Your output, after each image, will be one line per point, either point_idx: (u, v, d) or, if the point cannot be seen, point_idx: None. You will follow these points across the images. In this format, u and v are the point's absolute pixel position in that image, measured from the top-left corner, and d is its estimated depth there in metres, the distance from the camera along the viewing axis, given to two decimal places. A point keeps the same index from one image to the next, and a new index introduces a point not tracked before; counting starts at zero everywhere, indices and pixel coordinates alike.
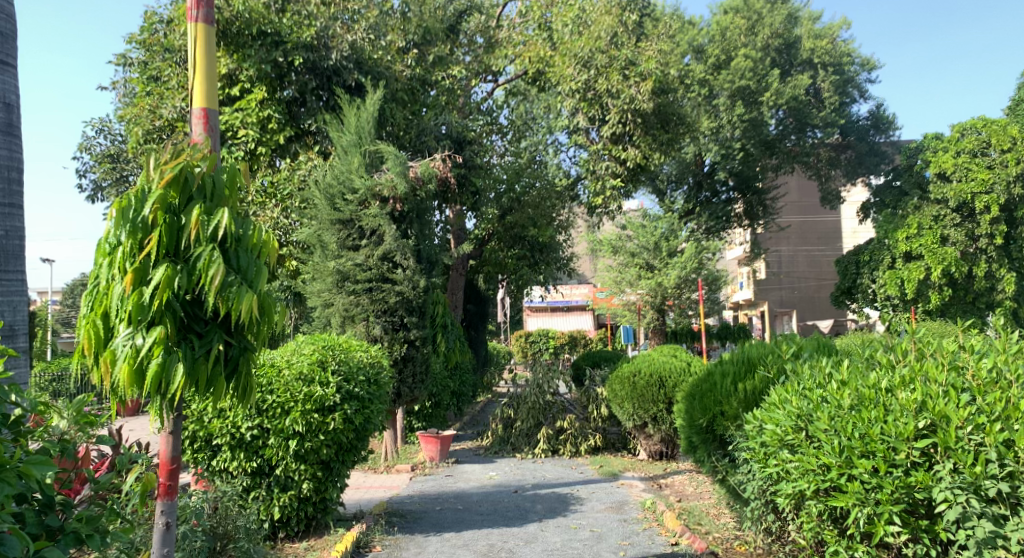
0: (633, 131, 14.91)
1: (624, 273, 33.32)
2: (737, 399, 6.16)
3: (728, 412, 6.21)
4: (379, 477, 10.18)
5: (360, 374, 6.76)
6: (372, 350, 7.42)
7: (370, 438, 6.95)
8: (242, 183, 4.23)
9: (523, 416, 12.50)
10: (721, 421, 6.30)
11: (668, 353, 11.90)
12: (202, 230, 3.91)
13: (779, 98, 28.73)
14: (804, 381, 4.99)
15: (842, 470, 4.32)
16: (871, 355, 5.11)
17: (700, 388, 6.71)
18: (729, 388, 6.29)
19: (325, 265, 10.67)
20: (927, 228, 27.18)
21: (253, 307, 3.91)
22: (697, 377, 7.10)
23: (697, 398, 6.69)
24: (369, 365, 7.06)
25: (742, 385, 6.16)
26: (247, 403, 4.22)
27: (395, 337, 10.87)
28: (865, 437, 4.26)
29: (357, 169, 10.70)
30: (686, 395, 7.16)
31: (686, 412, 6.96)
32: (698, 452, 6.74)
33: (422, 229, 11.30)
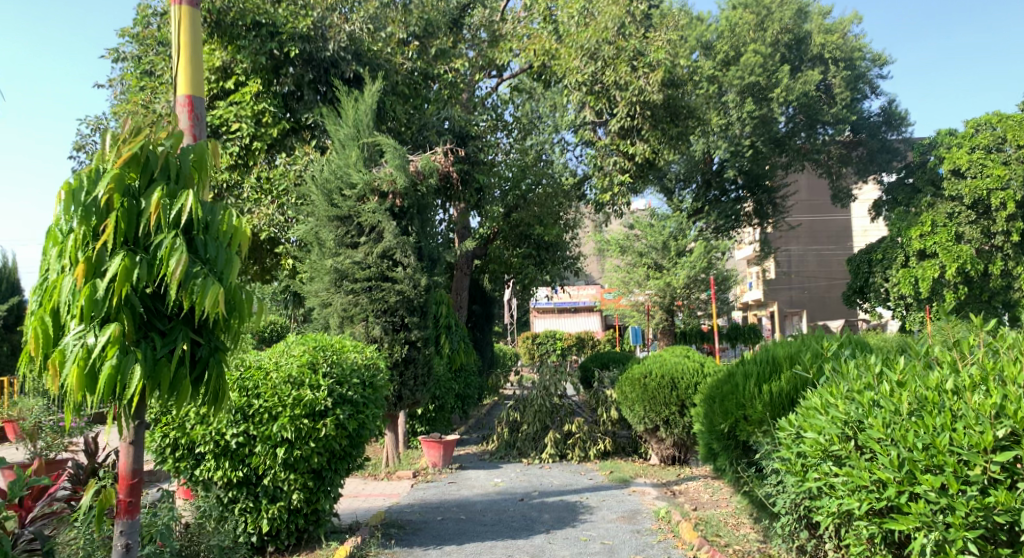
0: (641, 125, 14.53)
1: (632, 274, 33.75)
2: (761, 402, 5.70)
3: (752, 416, 5.74)
4: (379, 484, 9.76)
5: (353, 376, 6.33)
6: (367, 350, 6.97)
7: (365, 445, 6.50)
8: (210, 164, 3.95)
9: (530, 419, 12.05)
10: (743, 426, 5.85)
11: (680, 354, 11.45)
12: (164, 216, 3.64)
13: (790, 94, 28.21)
14: (849, 382, 4.53)
15: (902, 487, 3.89)
16: (932, 353, 4.60)
17: (721, 390, 6.25)
18: (752, 390, 5.82)
19: (322, 263, 10.23)
20: (941, 225, 26.67)
21: (221, 300, 3.62)
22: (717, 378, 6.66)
23: (717, 401, 6.24)
24: (363, 365, 6.62)
25: (767, 386, 5.72)
26: (220, 407, 3.94)
27: (396, 338, 10.43)
28: (930, 448, 3.81)
29: (355, 163, 10.27)
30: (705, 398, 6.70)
31: (705, 416, 6.51)
32: (719, 459, 6.28)
33: (423, 226, 10.86)
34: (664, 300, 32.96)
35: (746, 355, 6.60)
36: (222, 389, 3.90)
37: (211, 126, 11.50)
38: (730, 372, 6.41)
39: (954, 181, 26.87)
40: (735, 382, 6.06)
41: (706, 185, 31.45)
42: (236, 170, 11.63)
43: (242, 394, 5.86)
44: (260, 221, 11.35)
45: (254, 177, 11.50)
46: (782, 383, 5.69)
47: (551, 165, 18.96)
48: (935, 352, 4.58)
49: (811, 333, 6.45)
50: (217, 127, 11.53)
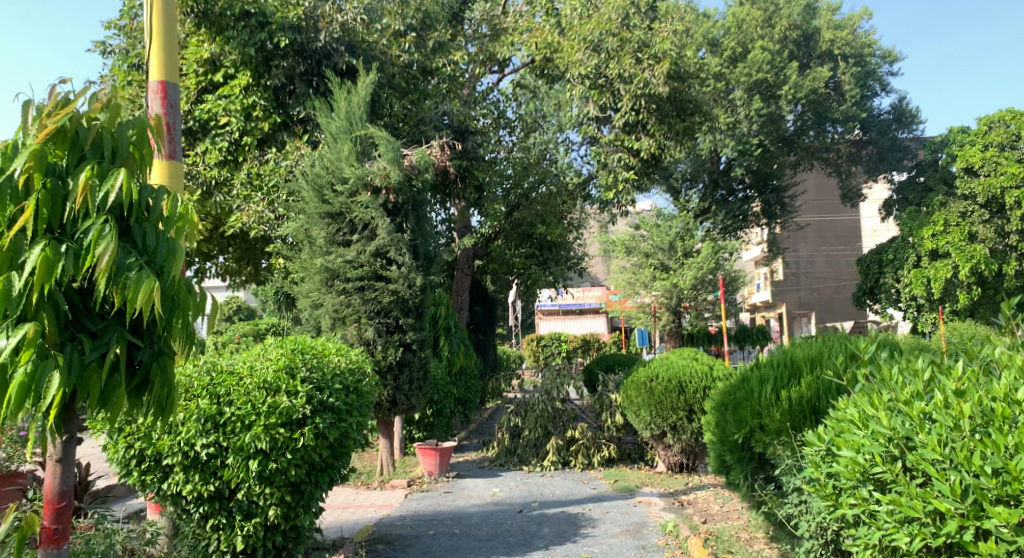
0: (647, 119, 14.04)
1: (638, 274, 33.09)
2: (780, 410, 5.24)
3: (770, 426, 5.28)
4: (371, 494, 9.29)
5: (336, 381, 5.88)
6: (352, 353, 6.50)
7: (349, 456, 6.04)
8: (150, 143, 3.73)
9: (532, 425, 11.54)
10: (759, 438, 5.41)
11: (689, 356, 10.96)
12: (92, 197, 3.37)
13: (799, 92, 27.65)
14: (891, 391, 4.04)
15: (967, 521, 3.43)
16: (991, 358, 4.10)
17: (734, 396, 5.79)
18: (769, 397, 5.35)
19: (312, 261, 9.78)
20: (954, 224, 26.12)
21: (154, 297, 3.37)
22: (729, 382, 6.19)
23: (730, 409, 5.78)
24: (348, 369, 6.15)
25: (783, 394, 5.27)
26: (165, 419, 3.73)
27: (390, 340, 9.97)
28: (1001, 473, 3.33)
29: (347, 158, 9.80)
30: (716, 405, 6.23)
31: (716, 425, 6.05)
32: (732, 472, 5.81)
33: (419, 223, 10.39)
34: (670, 302, 32.68)
35: (758, 359, 6.17)
36: (166, 398, 3.70)
37: (199, 120, 11.08)
38: (742, 378, 5.96)
39: (967, 180, 26.28)
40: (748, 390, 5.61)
41: (714, 185, 31.01)
42: (225, 166, 11.18)
43: (212, 401, 5.41)
44: (249, 218, 10.91)
45: (244, 173, 11.01)
46: (802, 389, 5.25)
47: (554, 164, 18.48)
48: (995, 356, 4.08)
49: (833, 334, 5.96)
50: (206, 121, 11.11)
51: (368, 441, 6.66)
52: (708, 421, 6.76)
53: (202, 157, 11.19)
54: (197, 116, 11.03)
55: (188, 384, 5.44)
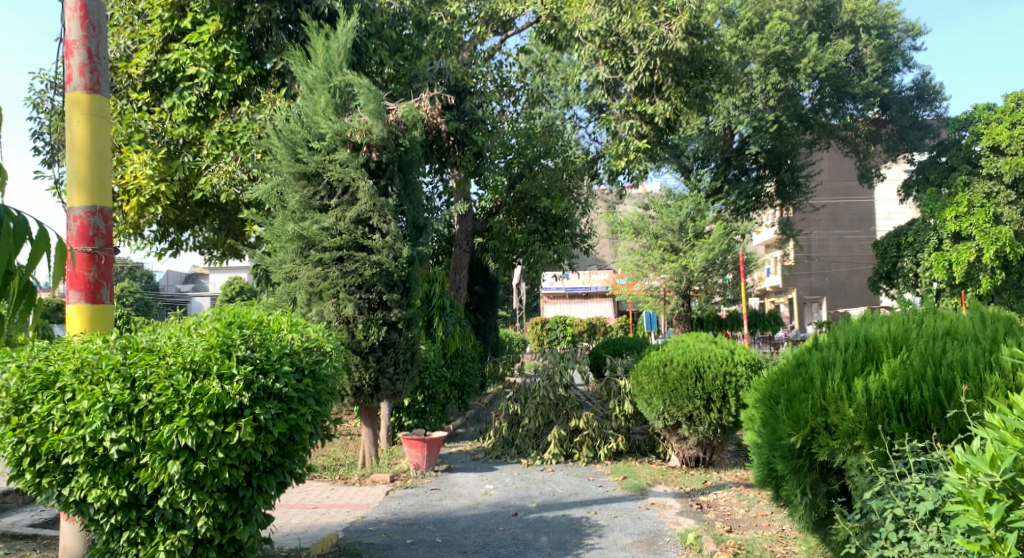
0: (662, 81, 12.92)
1: (647, 256, 30.65)
2: (856, 405, 4.40)
3: (842, 425, 4.46)
4: (347, 491, 8.22)
5: (291, 363, 4.83)
6: (311, 328, 5.35)
7: (301, 454, 4.93)
8: None
9: (531, 413, 10.46)
10: (825, 444, 4.56)
11: (707, 339, 9.90)
12: None
13: (818, 65, 26.37)
14: None
15: None
16: None
17: (788, 387, 4.86)
18: (842, 389, 4.49)
19: (283, 228, 8.67)
20: (979, 205, 24.84)
21: None
22: (777, 370, 5.24)
23: (781, 403, 4.85)
24: (308, 348, 5.06)
25: (857, 386, 4.41)
26: None
27: (371, 318, 8.88)
28: None
29: (325, 111, 8.68)
30: (761, 397, 5.25)
31: (762, 424, 5.09)
32: (788, 486, 4.91)
33: (406, 188, 9.27)
34: (680, 285, 30.33)
35: (811, 345, 5.27)
36: None
37: (166, 71, 9.94)
38: (795, 365, 5.08)
39: (994, 159, 24.91)
40: (808, 381, 4.73)
41: (727, 164, 30.75)
42: (194, 124, 10.02)
43: (125, 387, 4.30)
44: (220, 179, 9.74)
45: (214, 130, 9.84)
46: (883, 379, 4.38)
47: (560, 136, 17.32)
48: None
49: (902, 316, 5.16)
50: (174, 73, 9.97)
51: (330, 435, 5.55)
52: (748, 417, 5.82)
53: (169, 114, 10.02)
54: (162, 67, 9.89)
55: (95, 365, 4.33)
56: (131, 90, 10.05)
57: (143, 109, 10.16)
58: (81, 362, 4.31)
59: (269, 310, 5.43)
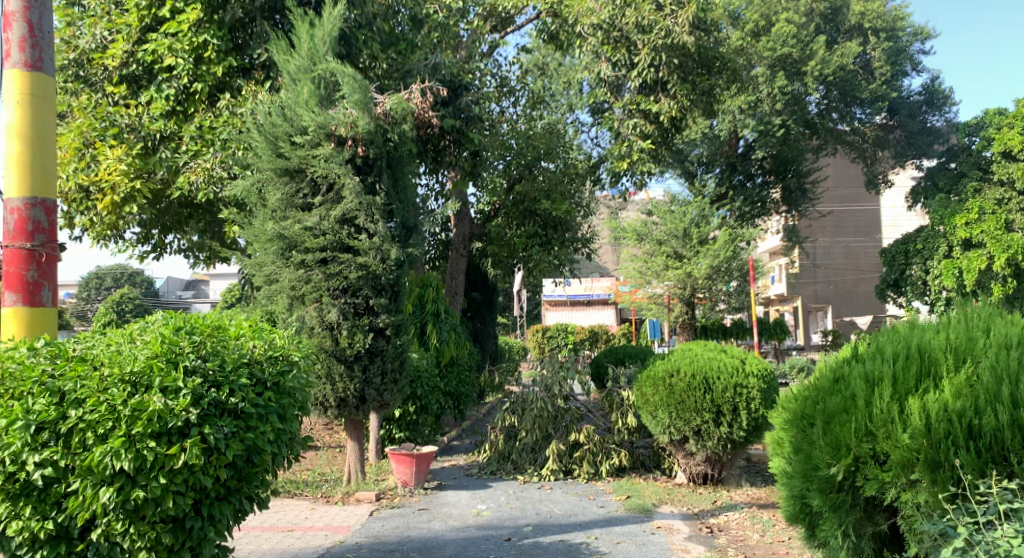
0: (668, 77, 12.44)
1: (650, 263, 30.08)
2: (915, 429, 3.95)
3: (899, 453, 4.01)
4: (327, 512, 7.62)
5: (254, 376, 4.27)
6: (281, 335, 4.80)
7: (264, 478, 4.35)
8: None
9: (528, 426, 9.86)
10: (873, 475, 4.13)
11: (715, 347, 9.33)
12: None
13: (826, 68, 25.84)
14: None
15: None
16: None
17: (827, 406, 4.40)
18: (895, 411, 4.07)
19: (263, 227, 8.09)
20: (989, 212, 24.02)
21: None
22: (810, 389, 4.78)
23: (819, 424, 4.39)
24: (272, 357, 4.47)
25: (914, 408, 3.99)
26: None
27: (357, 324, 8.29)
28: None
29: (307, 103, 8.11)
30: (790, 420, 4.77)
31: (793, 451, 4.59)
32: (828, 524, 4.39)
33: (396, 185, 8.70)
34: (684, 292, 29.75)
35: (847, 360, 4.81)
36: None
37: (143, 63, 9.36)
38: (831, 382, 4.62)
39: (1005, 165, 24.24)
40: (849, 401, 4.29)
41: (732, 170, 30.01)
42: (172, 118, 9.48)
43: (51, 403, 3.81)
44: (197, 176, 9.19)
45: (193, 125, 9.29)
46: (944, 399, 3.95)
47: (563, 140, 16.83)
48: None
49: (949, 324, 4.71)
50: (152, 65, 9.38)
51: (298, 457, 4.97)
52: (773, 442, 5.31)
53: (146, 108, 9.45)
54: (139, 59, 9.30)
55: (18, 376, 3.82)
56: (107, 84, 9.49)
57: (119, 104, 9.58)
58: (3, 373, 3.80)
59: (229, 315, 4.82)
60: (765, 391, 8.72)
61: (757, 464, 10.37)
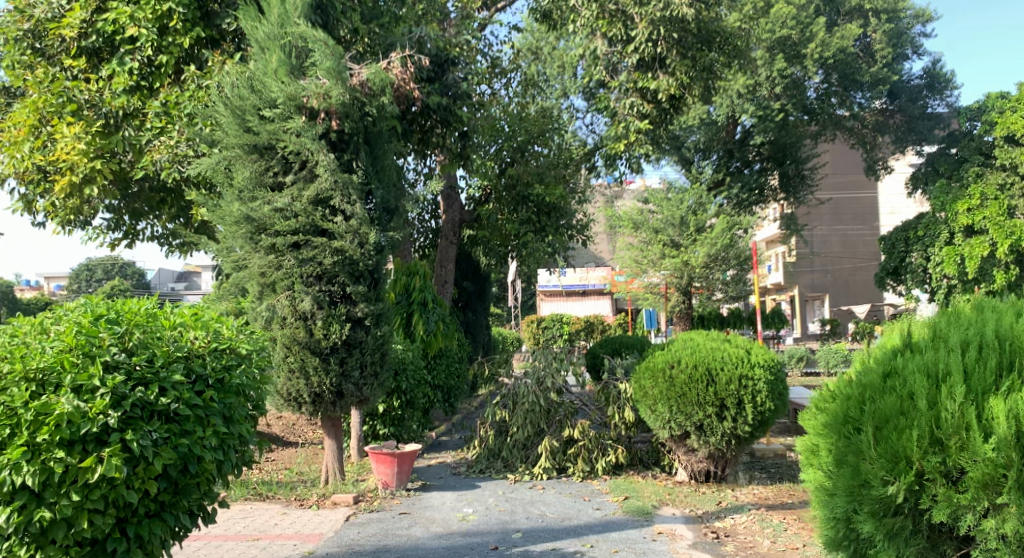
0: (667, 52, 11.79)
1: (646, 251, 29.53)
2: (1002, 444, 3.70)
3: (983, 472, 3.74)
4: (299, 517, 7.02)
5: (192, 372, 4.01)
6: (226, 323, 4.43)
7: (201, 490, 4.07)
8: None
9: (519, 422, 9.27)
10: (942, 494, 3.85)
11: (720, 336, 8.77)
12: None
13: (825, 50, 25.28)
14: None
15: None
16: None
17: (884, 408, 4.06)
18: (978, 422, 3.79)
19: (229, 208, 7.47)
20: (992, 198, 23.30)
21: None
22: (853, 385, 4.42)
23: (877, 431, 4.05)
24: (218, 351, 4.18)
25: (1001, 417, 3.72)
26: None
27: (332, 314, 7.64)
28: None
29: (276, 73, 7.47)
30: (830, 422, 4.41)
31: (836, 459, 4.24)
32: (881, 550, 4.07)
33: (374, 162, 8.03)
34: (681, 282, 29.22)
35: (897, 351, 4.46)
36: None
37: (104, 34, 8.68)
38: (881, 377, 4.28)
39: (1009, 149, 23.41)
40: (908, 403, 3.99)
41: (729, 155, 28.94)
42: (135, 94, 8.81)
43: None
44: (161, 154, 8.56)
45: (158, 101, 8.63)
46: None
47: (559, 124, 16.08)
48: None
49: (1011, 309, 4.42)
50: (113, 35, 8.71)
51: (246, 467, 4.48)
52: (800, 446, 4.91)
53: (108, 83, 8.81)
54: (99, 29, 8.62)
55: None
56: (64, 56, 8.84)
57: (78, 78, 8.95)
58: None
59: (160, 303, 4.33)
60: (771, 383, 8.17)
61: (762, 461, 9.81)
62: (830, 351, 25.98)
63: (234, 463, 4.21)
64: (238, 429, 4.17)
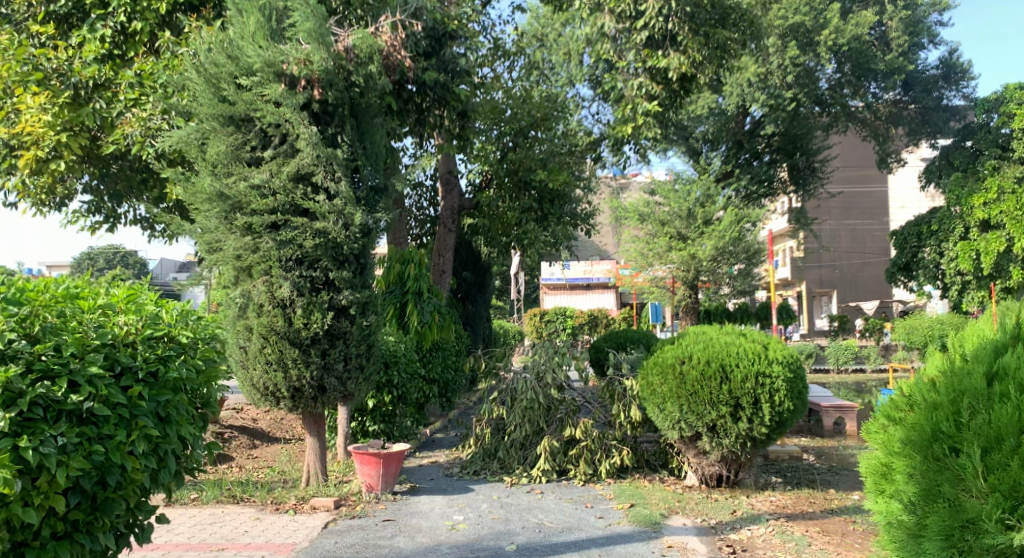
0: (679, 30, 11.17)
1: (652, 244, 28.80)
2: None
3: None
4: (272, 522, 6.40)
5: (116, 363, 3.77)
6: (155, 306, 4.19)
7: (121, 503, 3.84)
8: None
9: (517, 420, 8.65)
10: None
11: (734, 330, 8.12)
12: None
13: (839, 38, 24.49)
14: None
15: None
16: None
17: (991, 433, 3.75)
18: None
19: (201, 185, 6.85)
20: (1009, 192, 22.39)
21: None
22: (938, 400, 4.08)
23: (987, 462, 3.73)
24: (151, 340, 3.98)
25: None
26: None
27: (314, 301, 7.02)
28: None
29: (254, 36, 6.84)
30: (913, 446, 4.09)
31: (928, 495, 3.94)
32: None
33: (361, 136, 7.40)
34: (687, 275, 28.49)
35: (989, 360, 4.11)
36: None
37: None
38: (978, 390, 3.94)
39: None
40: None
41: (738, 147, 28.24)
42: (107, 63, 8.20)
43: None
44: (132, 127, 7.92)
45: (131, 71, 8.03)
46: None
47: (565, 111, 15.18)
48: None
49: None
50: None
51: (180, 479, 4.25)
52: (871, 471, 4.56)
53: (77, 51, 8.20)
54: None
55: None
56: (31, 22, 8.22)
57: (46, 45, 8.34)
58: None
59: (77, 285, 4.04)
60: (791, 382, 7.52)
61: (776, 465, 9.23)
62: (839, 348, 25.29)
63: (169, 471, 4.05)
64: (175, 431, 4.01)
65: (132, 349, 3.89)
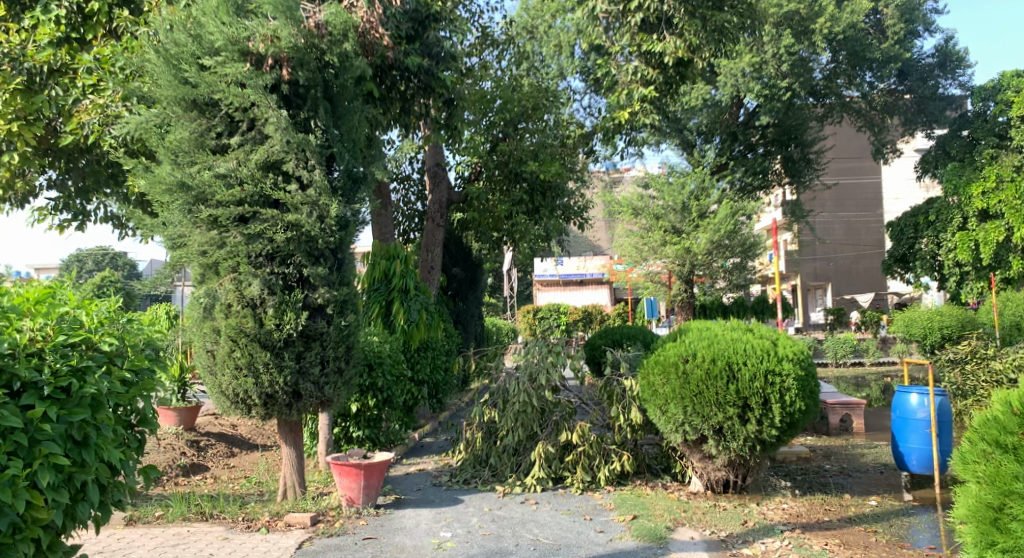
0: (674, 11, 10.61)
1: (647, 238, 28.36)
2: None
3: None
4: (240, 542, 5.85)
5: (18, 379, 3.71)
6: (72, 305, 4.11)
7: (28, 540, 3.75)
8: None
9: (510, 424, 8.11)
10: None
11: (740, 326, 7.59)
12: None
13: (835, 25, 24.06)
14: None
15: None
16: None
17: None
18: None
19: (161, 174, 6.29)
20: (1008, 180, 21.80)
21: None
22: None
23: None
24: (65, 348, 3.90)
25: None
26: None
27: (286, 299, 6.46)
28: None
29: (216, 12, 6.30)
30: None
31: None
32: None
33: (336, 120, 6.83)
34: (682, 269, 28.13)
35: None
36: None
37: None
38: None
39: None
40: None
41: (732, 139, 27.44)
42: (63, 47, 7.65)
43: None
44: (90, 116, 7.37)
45: (90, 55, 7.47)
46: None
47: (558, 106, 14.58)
48: None
49: None
50: None
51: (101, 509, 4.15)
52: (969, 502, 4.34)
53: (31, 34, 7.64)
54: None
55: None
56: None
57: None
58: None
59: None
60: (802, 380, 6.98)
61: (784, 468, 8.71)
62: (838, 341, 24.79)
63: (90, 500, 3.97)
64: (94, 456, 3.93)
65: (39, 359, 3.82)
